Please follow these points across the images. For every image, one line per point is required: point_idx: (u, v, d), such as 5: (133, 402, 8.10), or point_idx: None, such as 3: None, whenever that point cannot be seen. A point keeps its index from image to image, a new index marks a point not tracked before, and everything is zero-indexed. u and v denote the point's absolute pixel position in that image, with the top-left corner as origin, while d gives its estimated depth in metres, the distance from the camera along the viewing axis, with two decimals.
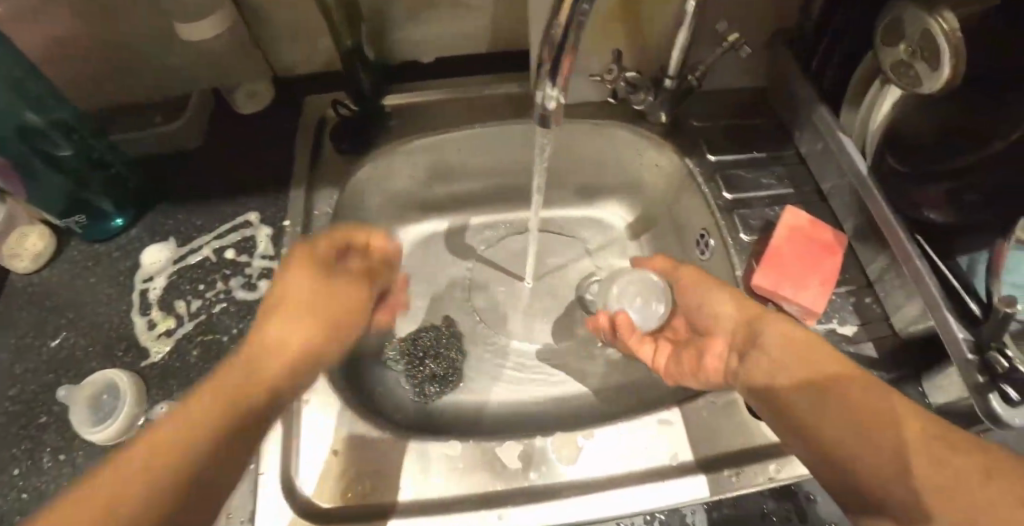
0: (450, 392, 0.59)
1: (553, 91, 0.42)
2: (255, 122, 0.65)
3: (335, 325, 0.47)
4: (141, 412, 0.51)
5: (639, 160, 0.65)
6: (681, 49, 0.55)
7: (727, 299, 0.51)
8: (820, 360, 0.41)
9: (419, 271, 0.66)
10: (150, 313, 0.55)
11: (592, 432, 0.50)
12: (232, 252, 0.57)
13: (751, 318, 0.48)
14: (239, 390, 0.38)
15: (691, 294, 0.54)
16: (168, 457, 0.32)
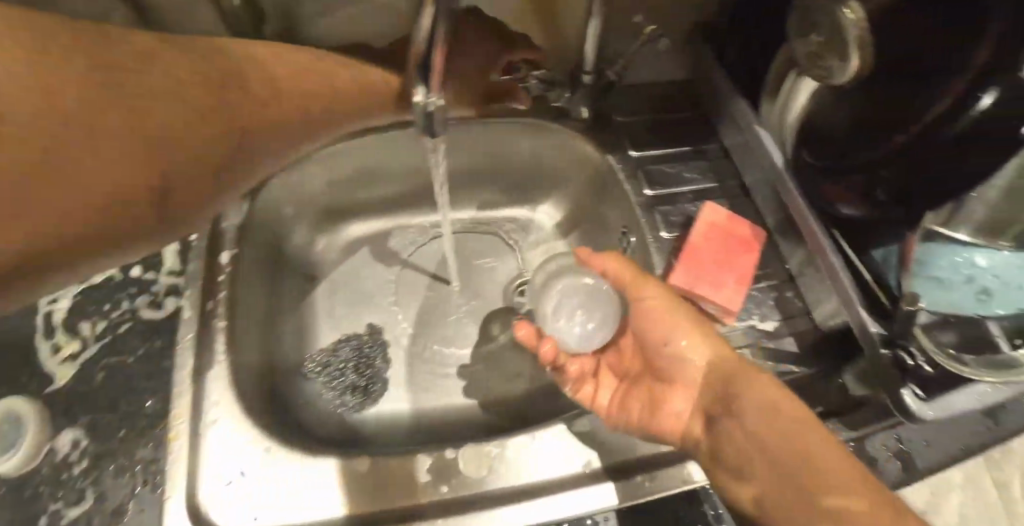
0: (371, 403, 0.58)
1: (434, 96, 0.39)
2: None
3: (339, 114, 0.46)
4: (46, 441, 0.50)
5: (565, 157, 0.64)
6: (593, 47, 0.54)
7: (696, 345, 0.50)
8: (768, 401, 0.46)
9: (342, 279, 0.64)
10: (54, 336, 0.53)
11: (501, 444, 0.49)
12: (138, 269, 0.55)
13: (721, 378, 0.49)
14: (167, 92, 0.34)
15: (653, 328, 0.52)
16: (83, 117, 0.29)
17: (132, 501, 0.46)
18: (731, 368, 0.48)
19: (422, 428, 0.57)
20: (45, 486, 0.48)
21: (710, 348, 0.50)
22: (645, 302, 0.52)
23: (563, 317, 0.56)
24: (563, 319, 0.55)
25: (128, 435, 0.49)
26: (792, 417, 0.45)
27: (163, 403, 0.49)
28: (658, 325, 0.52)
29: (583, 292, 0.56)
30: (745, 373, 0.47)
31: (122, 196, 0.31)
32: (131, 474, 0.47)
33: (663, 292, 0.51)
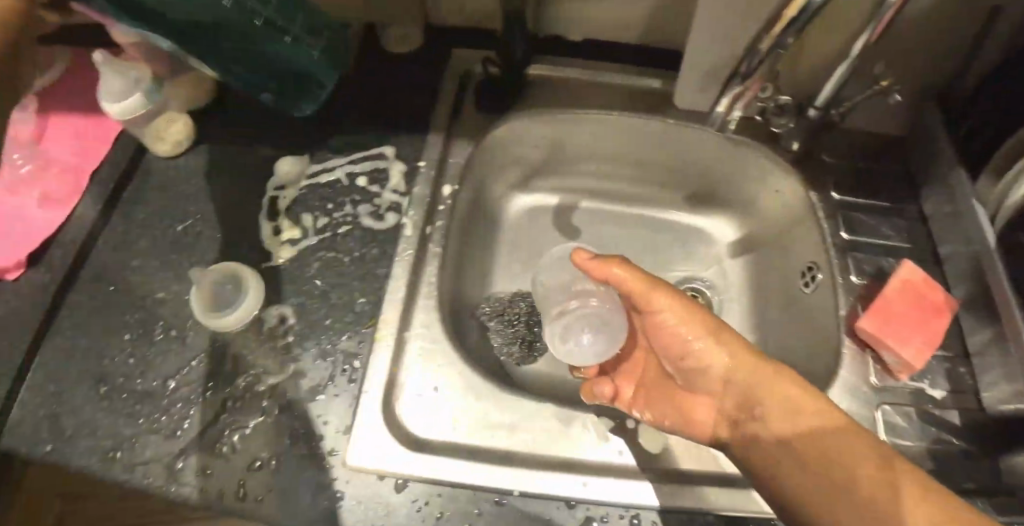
0: (536, 359, 0.60)
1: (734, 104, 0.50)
2: (396, 63, 0.66)
3: None
4: (257, 309, 0.53)
5: (763, 183, 0.66)
6: (833, 85, 0.55)
7: (718, 350, 0.50)
8: (793, 405, 0.45)
9: (521, 239, 0.68)
10: (277, 220, 0.57)
11: (684, 443, 0.52)
12: (365, 180, 0.58)
13: (752, 386, 0.48)
14: None
15: (678, 344, 0.52)
16: None
17: (329, 385, 0.50)
18: (755, 373, 0.48)
19: (578, 396, 0.59)
20: (250, 349, 0.53)
21: (735, 354, 0.49)
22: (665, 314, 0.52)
23: (570, 340, 0.55)
24: (574, 332, 0.55)
25: (333, 324, 0.52)
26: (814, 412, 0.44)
27: (372, 304, 0.53)
28: (672, 331, 0.52)
29: (589, 314, 0.55)
30: (759, 376, 0.47)
31: None
32: (331, 360, 0.51)
33: (676, 302, 0.51)
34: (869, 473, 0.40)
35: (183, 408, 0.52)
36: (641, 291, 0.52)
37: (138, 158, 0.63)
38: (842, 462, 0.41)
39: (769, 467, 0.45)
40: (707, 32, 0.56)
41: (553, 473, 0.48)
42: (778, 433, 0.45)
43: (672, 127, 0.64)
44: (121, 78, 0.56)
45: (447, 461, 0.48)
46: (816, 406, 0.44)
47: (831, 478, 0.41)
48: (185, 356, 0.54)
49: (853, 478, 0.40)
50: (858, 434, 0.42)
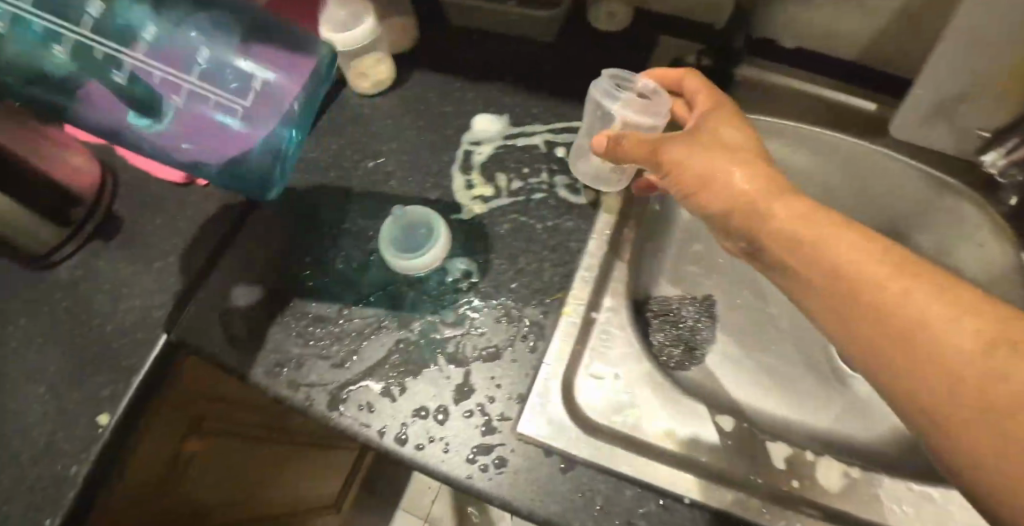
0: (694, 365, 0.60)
1: None
2: (599, 40, 0.64)
3: None
4: (443, 260, 0.53)
5: (965, 236, 0.61)
6: None
7: (783, 191, 0.36)
8: (817, 231, 0.33)
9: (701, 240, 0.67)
10: (471, 175, 0.57)
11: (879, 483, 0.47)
12: (563, 151, 0.58)
13: (733, 208, 0.38)
14: None
15: (719, 185, 0.38)
16: None
17: (508, 348, 0.50)
18: (808, 218, 0.34)
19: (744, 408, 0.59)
20: (429, 295, 0.52)
21: (748, 169, 0.38)
22: (671, 156, 0.41)
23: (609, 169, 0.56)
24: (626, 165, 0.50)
25: (518, 289, 0.52)
26: (824, 232, 0.33)
27: (560, 277, 0.52)
28: (681, 177, 0.41)
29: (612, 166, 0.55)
30: (770, 194, 0.36)
31: None
32: (511, 324, 0.50)
33: (688, 142, 0.41)
34: (888, 278, 0.29)
35: (355, 340, 0.52)
36: (650, 149, 0.43)
37: (336, 90, 0.64)
38: (843, 269, 0.31)
39: (804, 296, 0.33)
40: (950, 61, 0.53)
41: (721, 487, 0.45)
42: (802, 264, 0.33)
43: (879, 157, 0.63)
44: (346, 12, 0.58)
45: (611, 450, 0.46)
46: (847, 231, 0.32)
47: (838, 293, 0.31)
48: (362, 290, 0.54)
49: (862, 286, 0.30)
50: (846, 239, 0.32)
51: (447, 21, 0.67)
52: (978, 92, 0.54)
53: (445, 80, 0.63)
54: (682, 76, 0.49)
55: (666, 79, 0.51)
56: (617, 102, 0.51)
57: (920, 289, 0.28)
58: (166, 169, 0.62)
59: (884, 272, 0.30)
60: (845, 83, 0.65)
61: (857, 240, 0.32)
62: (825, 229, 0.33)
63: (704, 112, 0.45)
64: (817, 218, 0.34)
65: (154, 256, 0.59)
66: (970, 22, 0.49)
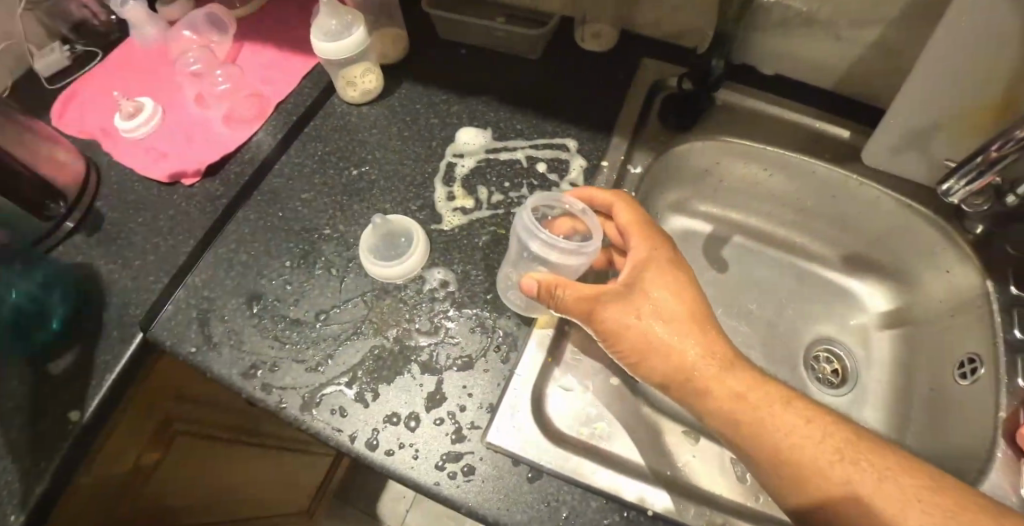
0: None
1: (956, 190, 0.52)
2: (585, 60, 0.66)
3: None
4: (421, 269, 0.54)
5: (934, 265, 0.64)
6: None
7: (727, 371, 0.43)
8: (761, 416, 0.41)
9: None
10: (452, 186, 0.58)
11: None
12: (543, 166, 0.59)
13: (676, 377, 0.44)
14: None
15: (661, 356, 0.44)
16: None
17: (480, 358, 0.50)
18: (744, 397, 0.42)
19: None
20: (407, 304, 0.53)
21: (688, 336, 0.44)
22: (615, 327, 0.45)
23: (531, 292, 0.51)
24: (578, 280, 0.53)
25: (495, 300, 0.52)
26: (769, 417, 0.41)
27: None
28: (629, 339, 0.45)
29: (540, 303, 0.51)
30: (715, 373, 0.43)
31: None
32: (486, 335, 0.51)
33: (632, 304, 0.45)
34: (829, 463, 0.39)
35: (331, 345, 0.52)
36: (591, 303, 0.45)
37: (325, 97, 0.65)
38: (789, 452, 0.40)
39: (751, 462, 0.42)
40: (916, 91, 0.55)
41: (684, 499, 0.46)
42: (747, 442, 0.41)
43: (853, 183, 0.64)
44: (332, 25, 0.58)
45: (578, 462, 0.46)
46: (790, 417, 0.41)
47: (785, 472, 0.40)
48: (340, 296, 0.54)
49: (809, 467, 0.39)
50: (790, 424, 0.41)
51: (437, 35, 0.68)
52: (947, 123, 0.56)
53: (431, 91, 0.64)
54: (614, 205, 0.50)
55: (599, 204, 0.51)
56: (541, 240, 0.46)
57: (861, 475, 0.38)
58: (153, 168, 0.62)
59: (822, 457, 0.39)
60: (824, 110, 0.66)
61: (794, 420, 0.41)
62: (764, 396, 0.42)
63: (637, 259, 0.48)
64: (754, 395, 0.42)
65: (133, 254, 0.59)
66: (930, 55, 0.51)
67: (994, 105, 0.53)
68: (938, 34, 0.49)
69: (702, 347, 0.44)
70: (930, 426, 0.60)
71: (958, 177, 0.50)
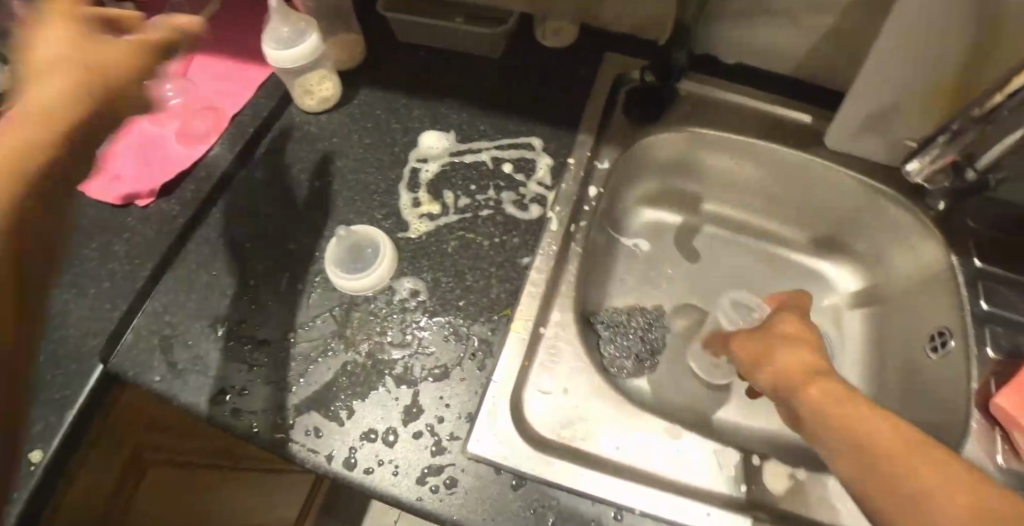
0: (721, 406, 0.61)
1: (922, 167, 0.51)
2: (546, 56, 0.65)
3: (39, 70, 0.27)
4: (389, 279, 0.53)
5: (901, 242, 0.64)
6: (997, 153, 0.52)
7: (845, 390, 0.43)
8: (849, 410, 0.37)
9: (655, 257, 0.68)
10: (417, 192, 0.57)
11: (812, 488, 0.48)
12: (509, 167, 0.58)
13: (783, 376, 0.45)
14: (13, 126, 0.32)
15: (780, 356, 0.46)
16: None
17: (455, 367, 0.49)
18: (850, 398, 0.39)
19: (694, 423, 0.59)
20: (378, 317, 0.52)
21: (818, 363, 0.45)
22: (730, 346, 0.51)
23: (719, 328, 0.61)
24: (551, 279, 0.52)
25: (467, 307, 0.51)
26: (860, 412, 0.37)
27: (507, 293, 0.51)
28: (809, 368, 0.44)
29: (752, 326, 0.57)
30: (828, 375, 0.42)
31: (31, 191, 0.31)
32: (460, 343, 0.50)
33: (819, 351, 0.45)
34: (914, 461, 0.32)
35: (302, 364, 0.51)
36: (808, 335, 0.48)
37: (282, 108, 0.63)
38: (869, 442, 0.35)
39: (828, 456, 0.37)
40: (874, 77, 0.56)
41: (670, 496, 0.45)
42: (825, 427, 0.38)
43: (818, 168, 0.64)
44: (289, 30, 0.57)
45: (562, 467, 0.46)
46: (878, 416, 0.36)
47: (854, 458, 0.35)
48: (309, 313, 0.53)
49: (886, 463, 0.33)
50: (875, 419, 0.36)
51: (393, 37, 0.66)
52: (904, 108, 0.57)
53: (392, 96, 0.63)
54: None
55: None
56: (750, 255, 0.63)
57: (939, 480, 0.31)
58: (104, 191, 0.59)
59: (897, 450, 0.33)
60: (785, 96, 0.66)
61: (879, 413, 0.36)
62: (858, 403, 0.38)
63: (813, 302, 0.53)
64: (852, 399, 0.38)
65: (89, 282, 0.56)
66: (885, 48, 0.52)
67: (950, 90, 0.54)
68: (888, 26, 0.50)
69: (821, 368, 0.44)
70: (903, 399, 0.62)
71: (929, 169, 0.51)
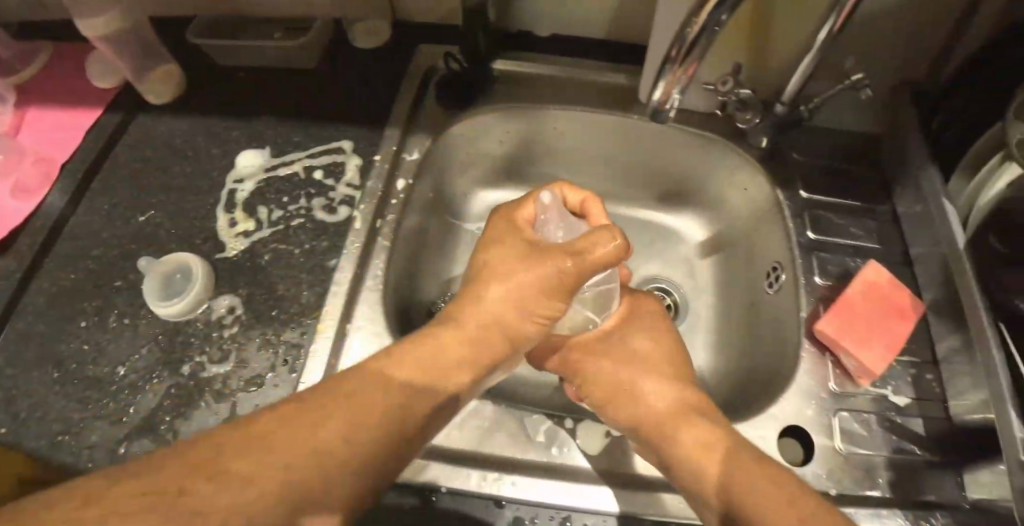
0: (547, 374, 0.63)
1: (670, 92, 0.44)
2: (361, 57, 0.66)
3: (403, 406, 0.38)
4: (206, 299, 0.54)
5: (730, 181, 0.65)
6: (800, 77, 0.54)
7: (653, 387, 0.49)
8: (673, 422, 0.45)
9: None
10: (233, 212, 0.58)
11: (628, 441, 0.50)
12: (321, 173, 0.59)
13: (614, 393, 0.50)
14: (383, 406, 0.37)
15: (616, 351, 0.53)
16: (355, 449, 0.34)
17: (268, 375, 0.50)
18: (679, 404, 0.47)
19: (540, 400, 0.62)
20: (198, 338, 0.53)
21: (629, 366, 0.51)
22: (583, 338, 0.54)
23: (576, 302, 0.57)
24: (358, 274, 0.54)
25: (278, 315, 0.53)
26: (678, 420, 0.45)
27: (317, 297, 0.53)
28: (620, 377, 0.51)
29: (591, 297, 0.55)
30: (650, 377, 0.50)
31: (277, 500, 0.30)
32: (273, 351, 0.51)
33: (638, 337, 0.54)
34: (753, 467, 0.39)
35: (128, 395, 0.52)
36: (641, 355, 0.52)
37: (110, 148, 0.64)
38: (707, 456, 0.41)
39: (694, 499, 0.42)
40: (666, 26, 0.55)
41: (478, 468, 0.47)
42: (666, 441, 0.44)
43: (640, 124, 0.64)
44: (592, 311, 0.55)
45: (416, 461, 0.47)
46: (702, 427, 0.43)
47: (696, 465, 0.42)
48: (135, 345, 0.54)
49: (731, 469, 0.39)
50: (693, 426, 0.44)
51: (213, 62, 0.67)
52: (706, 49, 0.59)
53: (210, 121, 0.64)
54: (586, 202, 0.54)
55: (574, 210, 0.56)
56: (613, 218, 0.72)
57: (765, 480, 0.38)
58: None
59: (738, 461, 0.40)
60: (601, 59, 0.67)
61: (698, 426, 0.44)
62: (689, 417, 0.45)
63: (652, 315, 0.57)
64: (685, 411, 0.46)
65: None
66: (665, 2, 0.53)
67: (748, 23, 0.56)
68: None
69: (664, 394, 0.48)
70: (750, 337, 0.62)
71: (680, 89, 0.44)
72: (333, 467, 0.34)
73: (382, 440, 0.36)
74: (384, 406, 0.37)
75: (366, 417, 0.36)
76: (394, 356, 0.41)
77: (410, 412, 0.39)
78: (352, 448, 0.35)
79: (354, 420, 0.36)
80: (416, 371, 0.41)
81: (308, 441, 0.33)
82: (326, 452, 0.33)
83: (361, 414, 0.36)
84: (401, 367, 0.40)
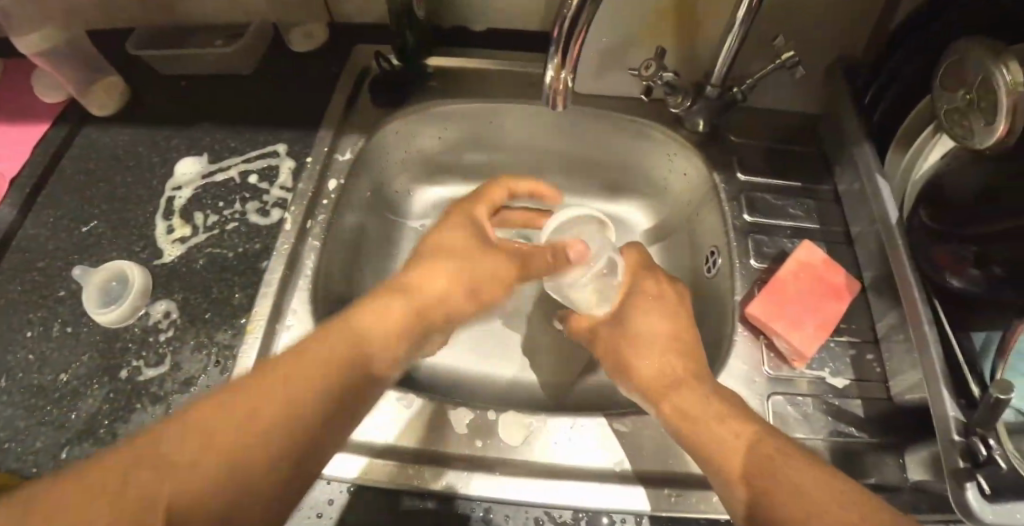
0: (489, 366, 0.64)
1: (563, 73, 0.42)
2: (299, 62, 0.67)
3: (279, 410, 0.34)
4: (143, 305, 0.55)
5: (669, 166, 0.65)
6: (726, 60, 0.53)
7: (667, 359, 0.48)
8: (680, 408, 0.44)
9: None
10: (171, 219, 0.59)
11: (548, 430, 0.50)
12: (255, 177, 0.60)
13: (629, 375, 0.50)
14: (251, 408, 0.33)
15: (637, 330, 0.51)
16: (204, 459, 0.30)
17: (201, 377, 0.51)
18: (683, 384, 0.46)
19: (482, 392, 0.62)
20: (135, 342, 0.54)
21: (641, 350, 0.50)
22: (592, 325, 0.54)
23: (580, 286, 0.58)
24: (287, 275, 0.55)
25: (212, 318, 0.54)
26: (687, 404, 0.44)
27: (246, 298, 0.54)
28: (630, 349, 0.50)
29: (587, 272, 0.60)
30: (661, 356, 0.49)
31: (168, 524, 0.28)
32: (206, 353, 0.52)
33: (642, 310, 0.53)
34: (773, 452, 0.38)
35: (66, 401, 0.51)
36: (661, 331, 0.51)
37: (57, 161, 0.65)
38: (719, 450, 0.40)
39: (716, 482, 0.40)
40: None
41: (398, 463, 0.47)
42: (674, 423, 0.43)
43: (575, 112, 0.64)
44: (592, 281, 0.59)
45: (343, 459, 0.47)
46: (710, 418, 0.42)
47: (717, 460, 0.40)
48: (74, 354, 0.54)
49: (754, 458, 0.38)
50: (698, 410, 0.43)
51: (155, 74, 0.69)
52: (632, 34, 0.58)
53: (153, 131, 0.65)
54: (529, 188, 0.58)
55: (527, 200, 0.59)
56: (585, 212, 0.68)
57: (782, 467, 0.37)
58: None
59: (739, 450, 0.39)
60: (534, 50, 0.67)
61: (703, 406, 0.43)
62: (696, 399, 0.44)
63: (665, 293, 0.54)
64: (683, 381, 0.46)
65: None
66: None
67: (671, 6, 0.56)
68: None
69: (654, 365, 0.48)
70: (694, 323, 0.62)
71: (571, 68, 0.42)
72: (229, 486, 0.31)
73: (259, 447, 0.33)
74: (272, 416, 0.34)
75: (233, 424, 0.32)
76: (323, 362, 0.37)
77: (299, 416, 0.35)
78: (199, 487, 0.30)
79: (237, 434, 0.32)
80: (301, 366, 0.36)
81: (187, 467, 0.30)
82: (203, 479, 0.30)
83: (228, 424, 0.32)
84: (275, 363, 0.36)
